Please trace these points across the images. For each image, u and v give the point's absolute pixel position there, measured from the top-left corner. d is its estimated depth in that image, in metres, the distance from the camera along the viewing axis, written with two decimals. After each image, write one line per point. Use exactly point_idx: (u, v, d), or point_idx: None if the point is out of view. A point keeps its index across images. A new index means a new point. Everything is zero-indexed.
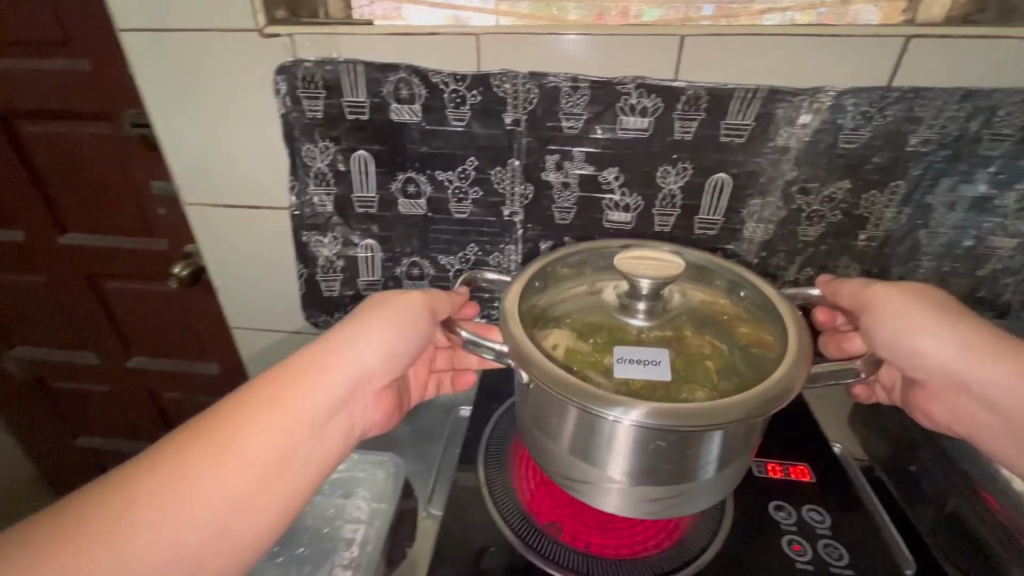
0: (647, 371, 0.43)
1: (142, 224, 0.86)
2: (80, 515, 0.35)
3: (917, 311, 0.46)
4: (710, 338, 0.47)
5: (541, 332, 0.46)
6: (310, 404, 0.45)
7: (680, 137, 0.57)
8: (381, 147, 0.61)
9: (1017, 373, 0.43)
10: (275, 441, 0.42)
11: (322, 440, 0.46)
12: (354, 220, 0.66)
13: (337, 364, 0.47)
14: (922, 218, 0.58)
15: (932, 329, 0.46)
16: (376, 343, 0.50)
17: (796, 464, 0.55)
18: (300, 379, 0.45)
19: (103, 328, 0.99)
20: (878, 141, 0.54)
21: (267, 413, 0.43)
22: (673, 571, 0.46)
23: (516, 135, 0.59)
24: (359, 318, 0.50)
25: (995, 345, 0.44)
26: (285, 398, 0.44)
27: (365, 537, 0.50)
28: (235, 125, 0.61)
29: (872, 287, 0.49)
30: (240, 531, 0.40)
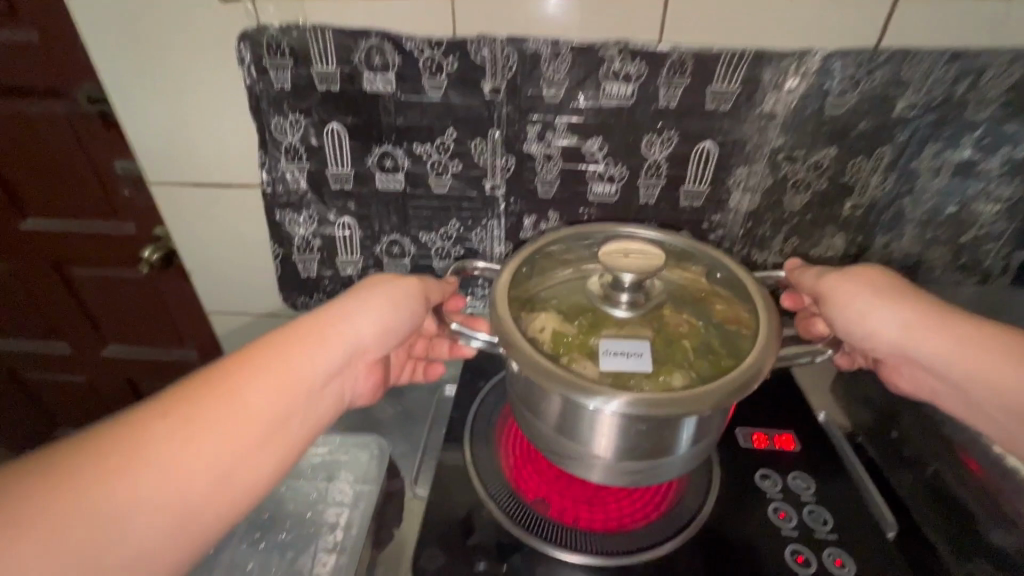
0: (628, 364, 0.43)
1: (106, 207, 0.82)
2: (67, 467, 0.34)
3: (871, 294, 0.47)
4: (692, 332, 0.47)
5: (528, 317, 0.46)
6: (310, 366, 0.45)
7: (665, 104, 0.55)
8: (355, 119, 0.58)
9: (950, 340, 0.44)
10: (276, 398, 0.42)
11: (319, 403, 0.46)
12: (330, 197, 0.63)
13: (331, 333, 0.47)
14: (906, 185, 0.58)
15: (884, 312, 0.46)
16: (369, 317, 0.49)
17: (781, 432, 0.55)
18: (302, 342, 0.45)
19: (73, 316, 0.96)
20: (865, 106, 0.53)
21: (261, 376, 0.42)
22: (663, 540, 0.46)
23: (495, 104, 0.57)
24: (358, 289, 0.49)
25: (947, 319, 0.45)
26: (279, 363, 0.43)
27: (349, 521, 0.49)
28: (199, 98, 0.58)
29: (824, 277, 0.50)
30: (230, 493, 0.39)
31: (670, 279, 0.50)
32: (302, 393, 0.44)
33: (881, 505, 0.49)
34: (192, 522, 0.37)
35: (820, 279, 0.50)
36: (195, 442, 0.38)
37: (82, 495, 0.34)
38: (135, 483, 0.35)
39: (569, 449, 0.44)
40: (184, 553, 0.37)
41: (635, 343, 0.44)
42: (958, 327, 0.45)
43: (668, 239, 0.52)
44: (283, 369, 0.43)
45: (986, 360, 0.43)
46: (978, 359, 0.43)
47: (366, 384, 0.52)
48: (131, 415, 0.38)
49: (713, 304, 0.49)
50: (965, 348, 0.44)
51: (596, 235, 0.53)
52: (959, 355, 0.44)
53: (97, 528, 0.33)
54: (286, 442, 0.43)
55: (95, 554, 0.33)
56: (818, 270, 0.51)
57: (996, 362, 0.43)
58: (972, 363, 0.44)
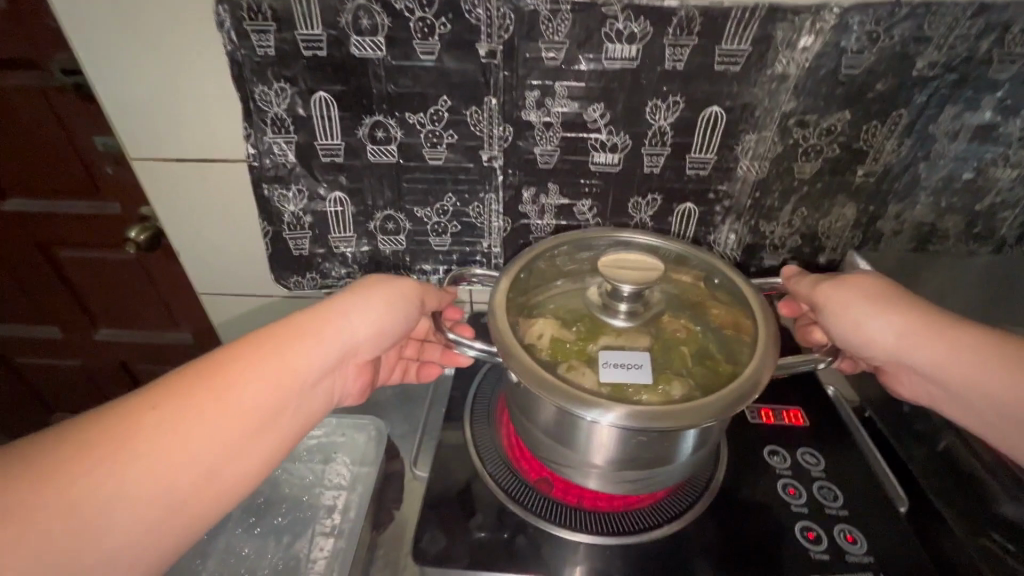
0: (627, 376, 0.43)
1: (90, 186, 0.79)
2: (53, 456, 0.33)
3: (867, 301, 0.47)
4: (690, 338, 0.47)
5: (526, 322, 0.46)
6: (305, 361, 0.43)
7: (671, 66, 0.52)
8: (344, 87, 0.55)
9: (948, 352, 0.44)
10: (269, 393, 0.41)
11: (313, 398, 0.44)
12: (320, 170, 0.60)
13: (328, 326, 0.45)
14: (922, 150, 0.55)
15: (879, 320, 0.46)
16: (366, 314, 0.47)
17: (789, 408, 0.54)
18: (299, 336, 0.43)
19: (62, 299, 0.94)
20: (882, 65, 0.50)
21: (253, 369, 0.41)
22: (667, 520, 0.45)
23: (491, 69, 0.54)
24: (357, 287, 0.48)
25: (944, 327, 0.45)
26: (272, 357, 0.42)
27: (347, 504, 0.48)
28: (177, 68, 0.55)
29: (819, 284, 0.49)
30: (218, 488, 0.38)
31: (667, 284, 0.50)
32: (295, 388, 0.42)
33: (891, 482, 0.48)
34: (177, 517, 0.36)
35: (816, 286, 0.49)
36: (183, 435, 0.37)
37: (66, 485, 0.33)
38: (120, 474, 0.34)
39: (564, 458, 0.43)
40: (169, 547, 0.36)
41: (636, 356, 0.44)
42: (955, 335, 0.44)
43: (667, 243, 0.52)
44: (276, 362, 0.42)
45: (984, 370, 0.43)
46: (975, 369, 0.43)
47: (361, 382, 0.50)
48: (121, 404, 0.37)
49: (710, 309, 0.49)
50: (960, 356, 0.44)
51: (592, 241, 0.53)
52: (956, 365, 0.44)
53: (81, 518, 0.33)
54: (277, 438, 0.41)
55: (78, 544, 0.32)
56: (814, 276, 0.50)
57: (994, 373, 0.43)
58: (969, 372, 0.43)
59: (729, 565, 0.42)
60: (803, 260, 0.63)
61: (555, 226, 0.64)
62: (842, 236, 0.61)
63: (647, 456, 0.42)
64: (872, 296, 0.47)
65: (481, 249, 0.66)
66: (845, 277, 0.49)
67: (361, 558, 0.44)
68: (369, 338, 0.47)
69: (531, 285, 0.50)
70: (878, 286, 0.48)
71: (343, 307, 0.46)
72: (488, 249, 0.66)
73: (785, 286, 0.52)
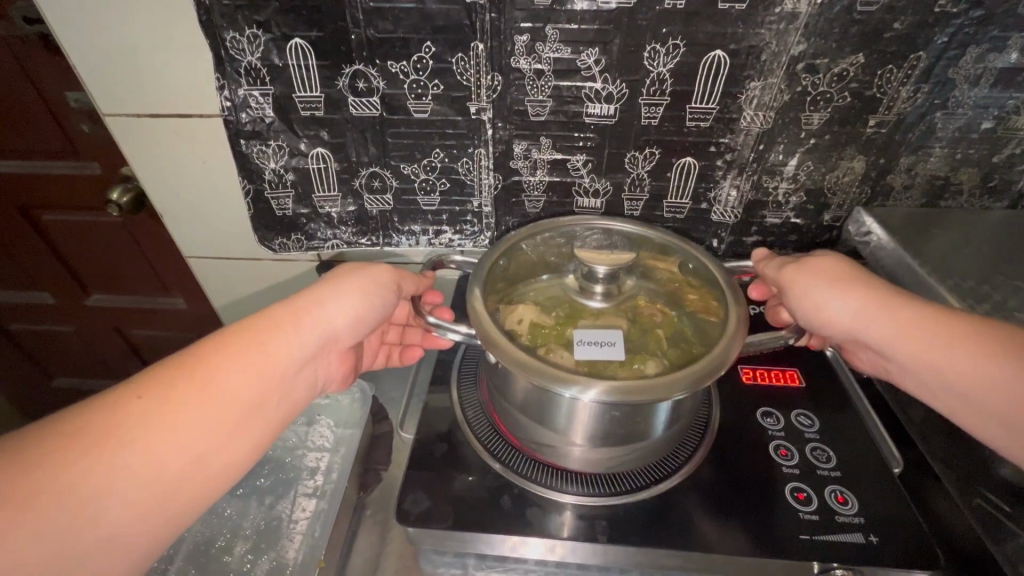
0: (601, 353, 0.42)
1: (68, 145, 0.76)
2: (30, 452, 0.32)
3: (830, 281, 0.46)
4: (667, 323, 0.46)
5: (507, 309, 0.45)
6: (289, 347, 0.42)
7: (672, 5, 0.48)
8: (321, 34, 0.52)
9: (927, 319, 0.42)
10: (256, 378, 0.40)
11: (300, 381, 0.43)
12: (300, 125, 0.57)
13: (310, 314, 0.44)
14: (941, 97, 0.51)
15: (841, 300, 0.45)
16: (346, 302, 0.46)
17: (785, 369, 0.53)
18: (283, 323, 0.43)
19: (51, 264, 0.92)
20: (902, 2, 0.46)
21: (236, 356, 0.40)
22: (636, 490, 0.44)
23: (477, 10, 0.50)
24: (336, 275, 0.47)
25: (907, 305, 0.43)
26: (254, 345, 0.41)
27: (329, 466, 0.49)
28: (140, 14, 0.51)
29: (787, 267, 0.48)
30: (207, 476, 0.37)
31: (643, 272, 0.49)
32: (280, 375, 0.41)
33: (883, 438, 0.47)
34: (166, 507, 0.35)
35: (779, 270, 0.49)
36: (167, 426, 0.35)
37: (48, 480, 0.32)
38: (111, 460, 0.33)
39: (541, 436, 0.43)
40: (160, 537, 0.35)
41: (608, 332, 0.44)
42: (917, 313, 0.42)
43: (646, 231, 0.51)
44: (258, 350, 0.41)
45: (947, 346, 0.41)
46: (945, 343, 0.41)
47: (344, 372, 0.49)
48: (98, 399, 0.35)
49: (685, 295, 0.48)
50: (938, 325, 0.41)
51: (574, 229, 0.51)
52: (920, 342, 0.42)
53: (66, 512, 0.32)
54: (267, 420, 0.40)
55: (64, 539, 0.31)
56: (781, 260, 0.49)
57: (957, 348, 0.40)
58: (934, 348, 0.41)
59: (718, 526, 0.42)
60: (807, 218, 0.61)
61: (548, 183, 0.61)
62: (850, 191, 0.58)
63: (623, 431, 0.41)
64: (832, 278, 0.46)
65: (472, 207, 0.64)
66: (807, 261, 0.48)
67: (348, 518, 0.44)
68: (350, 325, 0.47)
69: (513, 275, 0.49)
70: (841, 267, 0.46)
71: (322, 294, 0.45)
72: (479, 208, 0.64)
73: (756, 268, 0.52)
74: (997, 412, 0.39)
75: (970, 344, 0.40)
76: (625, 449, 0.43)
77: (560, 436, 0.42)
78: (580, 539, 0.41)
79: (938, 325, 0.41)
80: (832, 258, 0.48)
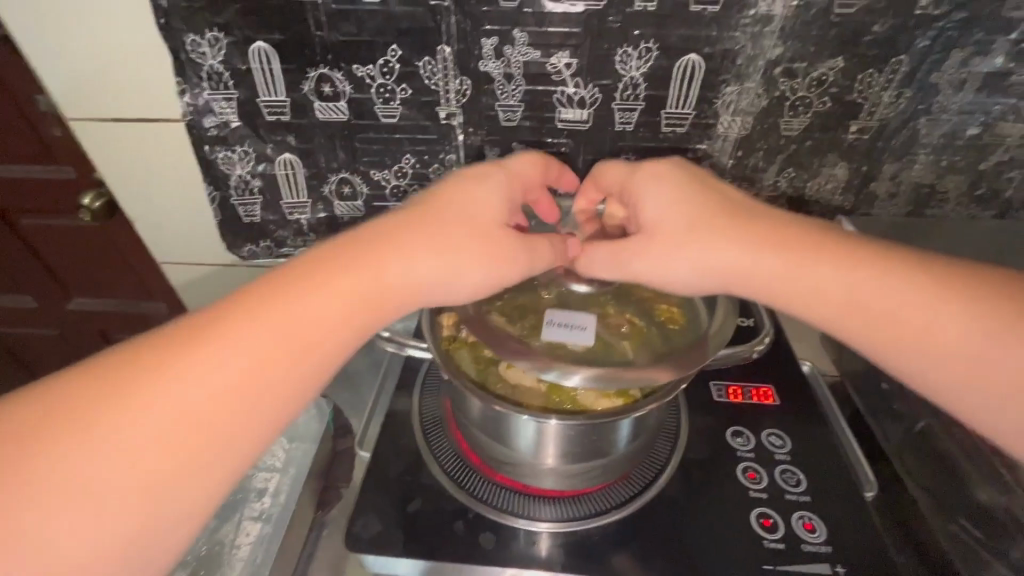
0: (572, 335, 0.42)
1: (41, 148, 0.75)
2: None
3: (848, 266, 0.37)
4: (634, 331, 0.44)
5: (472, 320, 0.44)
6: (167, 413, 0.31)
7: (642, 8, 0.47)
8: (284, 37, 0.50)
9: (967, 323, 0.35)
10: (129, 464, 0.30)
11: (174, 480, 0.30)
12: (265, 130, 0.56)
13: (163, 386, 0.31)
14: (923, 102, 0.50)
15: (858, 277, 0.36)
16: (200, 369, 0.32)
17: (760, 386, 0.52)
18: (143, 386, 0.31)
19: (30, 268, 0.91)
20: (880, 4, 0.45)
21: (96, 434, 0.30)
22: (601, 514, 0.44)
23: (442, 13, 0.48)
24: (215, 316, 0.34)
25: (946, 301, 0.35)
26: (90, 427, 0.29)
27: (278, 488, 0.47)
28: (95, 15, 0.49)
29: (784, 230, 0.38)
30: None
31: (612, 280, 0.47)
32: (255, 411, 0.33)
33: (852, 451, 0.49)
34: None
35: (785, 245, 0.38)
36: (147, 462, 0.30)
37: None
38: None
39: (507, 454, 0.43)
40: None
41: (581, 316, 0.44)
42: (930, 304, 0.36)
43: None
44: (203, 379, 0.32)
45: (976, 343, 0.35)
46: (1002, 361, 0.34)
47: None
48: None
49: (655, 303, 0.46)
50: (977, 335, 0.35)
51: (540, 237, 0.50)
52: (953, 352, 0.35)
53: None
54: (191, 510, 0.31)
55: None
56: (776, 221, 0.39)
57: (990, 354, 0.34)
58: (943, 348, 0.35)
59: None
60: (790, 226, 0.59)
61: None
62: (833, 199, 0.56)
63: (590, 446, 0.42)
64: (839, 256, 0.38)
65: None
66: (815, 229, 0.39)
67: (303, 540, 0.43)
68: (161, 420, 0.31)
69: None
70: (850, 247, 0.37)
71: (198, 345, 0.32)
72: None
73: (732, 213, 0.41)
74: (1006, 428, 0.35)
75: (996, 343, 0.34)
76: (588, 466, 0.43)
77: (530, 455, 0.43)
78: (539, 566, 0.41)
79: (962, 314, 0.35)
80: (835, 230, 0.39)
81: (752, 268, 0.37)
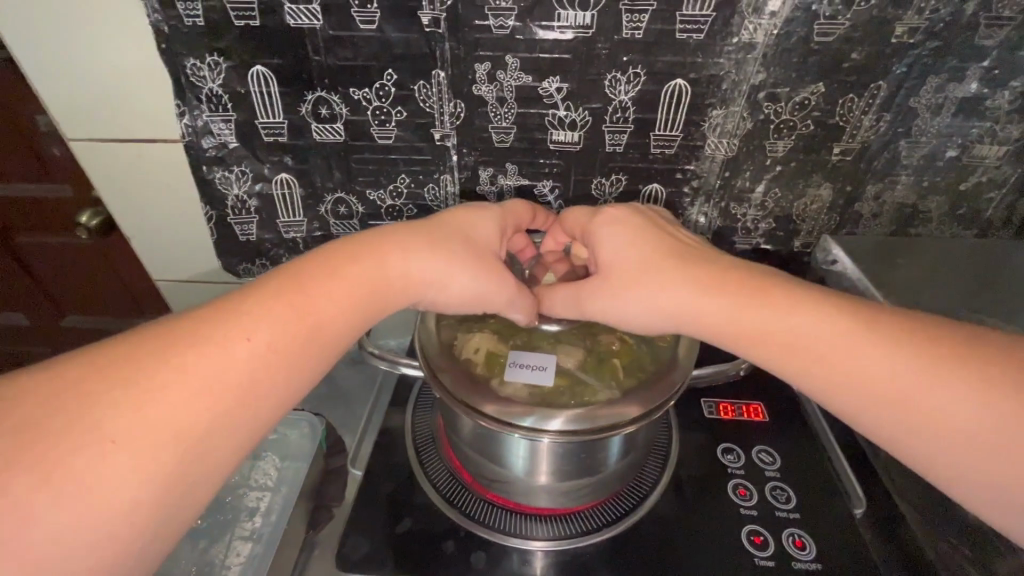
0: (535, 378, 0.41)
1: (39, 168, 0.76)
2: None
3: (799, 306, 0.36)
4: (624, 350, 0.44)
5: (464, 337, 0.45)
6: (211, 375, 0.31)
7: (630, 35, 0.48)
8: (283, 62, 0.52)
9: (924, 371, 0.32)
10: (177, 418, 0.29)
11: (206, 442, 0.30)
12: (263, 151, 0.57)
13: (202, 349, 0.31)
14: (903, 126, 0.51)
15: (806, 318, 0.36)
16: (236, 337, 0.32)
17: (749, 403, 0.53)
18: (190, 347, 0.31)
19: (24, 285, 0.91)
20: (858, 33, 0.47)
21: (140, 392, 0.29)
22: (595, 530, 0.45)
23: (436, 39, 0.50)
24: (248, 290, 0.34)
25: (909, 339, 0.33)
26: (131, 380, 0.29)
27: (269, 506, 0.45)
28: (96, 40, 0.50)
29: (735, 270, 0.39)
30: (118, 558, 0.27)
31: None
32: (298, 371, 0.34)
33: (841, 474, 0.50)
34: None
35: (739, 282, 0.38)
36: (194, 414, 0.30)
37: None
38: None
39: (493, 473, 0.44)
40: None
41: (543, 356, 0.43)
42: (888, 346, 0.33)
43: None
44: (251, 338, 0.33)
45: (928, 389, 0.32)
46: (966, 406, 0.31)
47: None
48: None
49: None
50: (941, 381, 0.32)
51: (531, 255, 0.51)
52: (918, 400, 0.32)
53: None
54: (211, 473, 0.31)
55: None
56: (732, 264, 0.40)
57: (953, 403, 0.31)
58: (897, 393, 0.33)
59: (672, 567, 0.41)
60: (777, 245, 0.60)
61: None
62: (818, 219, 0.58)
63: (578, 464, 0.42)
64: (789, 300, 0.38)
65: None
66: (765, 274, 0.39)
67: (294, 558, 0.43)
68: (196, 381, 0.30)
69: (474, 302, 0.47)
70: (801, 288, 0.37)
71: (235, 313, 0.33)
72: None
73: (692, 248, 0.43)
74: (981, 485, 0.31)
75: (957, 391, 0.31)
76: (581, 481, 0.44)
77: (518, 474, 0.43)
78: None
79: (913, 363, 0.33)
80: (788, 277, 0.39)
81: (696, 308, 0.38)
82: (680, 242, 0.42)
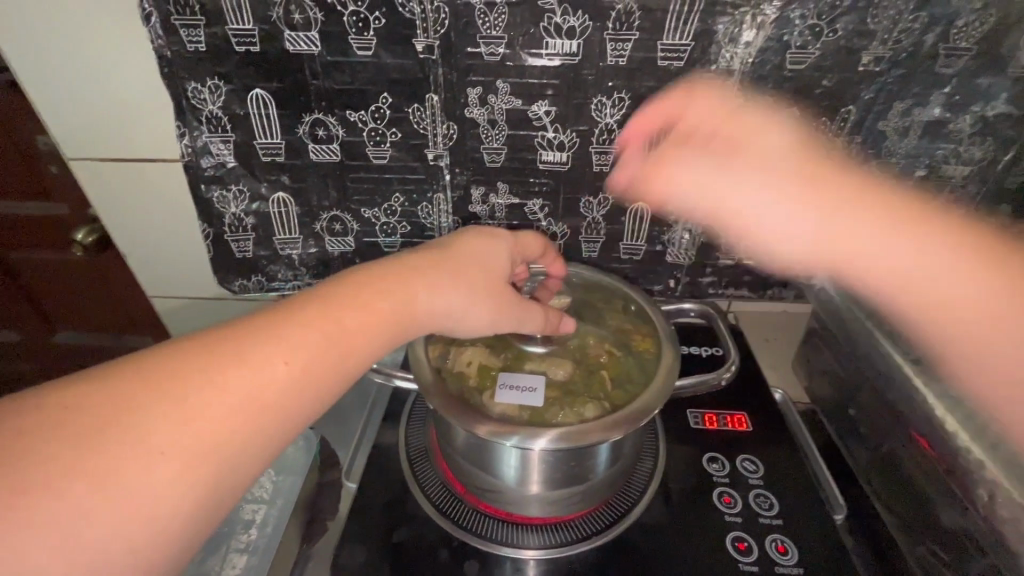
0: (523, 398, 0.44)
1: (36, 187, 0.77)
2: None
3: (894, 225, 0.40)
4: (612, 364, 0.47)
5: (455, 352, 0.47)
6: (248, 395, 0.32)
7: (615, 62, 0.51)
8: (281, 86, 0.53)
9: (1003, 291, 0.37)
10: (210, 436, 0.30)
11: (232, 461, 0.31)
12: (260, 170, 0.59)
13: (241, 367, 0.32)
14: (872, 147, 0.54)
15: (893, 238, 0.40)
16: (274, 356, 0.33)
17: (733, 413, 0.54)
18: (231, 365, 0.32)
19: (16, 303, 0.91)
20: (827, 61, 0.50)
21: (183, 408, 0.30)
22: (590, 537, 0.46)
23: (430, 64, 0.52)
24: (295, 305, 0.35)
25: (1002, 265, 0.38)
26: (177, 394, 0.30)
27: (266, 519, 0.46)
28: (104, 65, 0.52)
29: (857, 184, 0.43)
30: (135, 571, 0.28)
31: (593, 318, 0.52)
32: (322, 395, 0.35)
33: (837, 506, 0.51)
34: None
35: (843, 188, 0.42)
36: (224, 434, 0.31)
37: None
38: None
39: (487, 482, 0.45)
40: None
41: (532, 378, 0.45)
42: (975, 267, 0.38)
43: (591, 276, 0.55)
44: (286, 362, 0.33)
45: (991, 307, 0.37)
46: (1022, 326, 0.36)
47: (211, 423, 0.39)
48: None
49: (632, 338, 0.50)
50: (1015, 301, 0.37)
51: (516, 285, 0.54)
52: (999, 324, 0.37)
53: None
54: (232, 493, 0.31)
55: None
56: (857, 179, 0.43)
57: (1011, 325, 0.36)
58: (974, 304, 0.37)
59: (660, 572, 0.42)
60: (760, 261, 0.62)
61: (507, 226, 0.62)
62: None
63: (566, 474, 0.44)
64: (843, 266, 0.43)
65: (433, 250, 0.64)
66: (861, 182, 0.43)
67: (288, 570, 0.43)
68: (233, 400, 0.31)
69: None
70: (894, 201, 0.41)
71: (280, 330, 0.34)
72: None
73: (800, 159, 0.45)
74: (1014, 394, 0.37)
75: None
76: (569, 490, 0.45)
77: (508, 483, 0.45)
78: None
79: (989, 287, 0.37)
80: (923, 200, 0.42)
81: (797, 212, 0.43)
82: (832, 166, 0.44)
